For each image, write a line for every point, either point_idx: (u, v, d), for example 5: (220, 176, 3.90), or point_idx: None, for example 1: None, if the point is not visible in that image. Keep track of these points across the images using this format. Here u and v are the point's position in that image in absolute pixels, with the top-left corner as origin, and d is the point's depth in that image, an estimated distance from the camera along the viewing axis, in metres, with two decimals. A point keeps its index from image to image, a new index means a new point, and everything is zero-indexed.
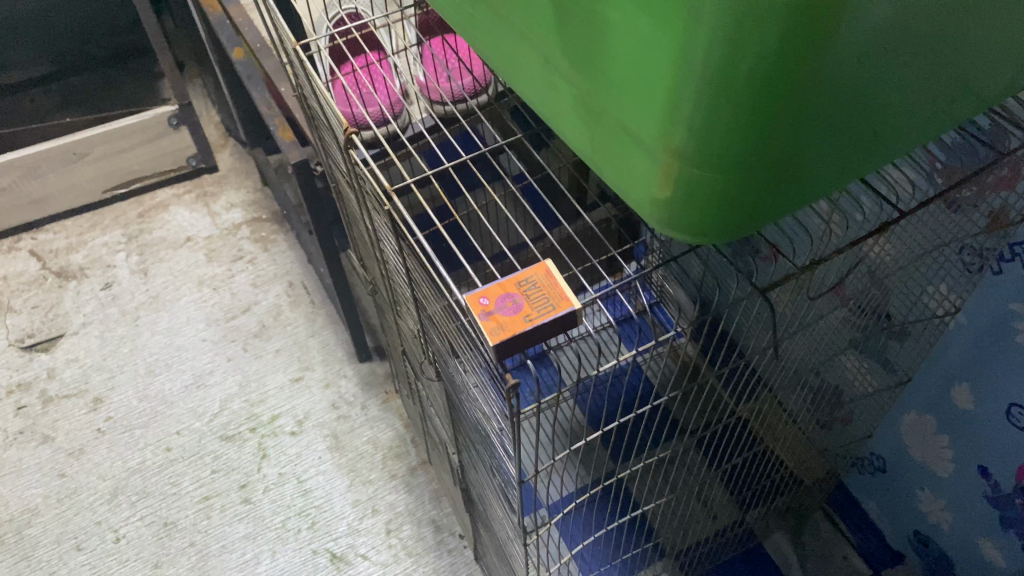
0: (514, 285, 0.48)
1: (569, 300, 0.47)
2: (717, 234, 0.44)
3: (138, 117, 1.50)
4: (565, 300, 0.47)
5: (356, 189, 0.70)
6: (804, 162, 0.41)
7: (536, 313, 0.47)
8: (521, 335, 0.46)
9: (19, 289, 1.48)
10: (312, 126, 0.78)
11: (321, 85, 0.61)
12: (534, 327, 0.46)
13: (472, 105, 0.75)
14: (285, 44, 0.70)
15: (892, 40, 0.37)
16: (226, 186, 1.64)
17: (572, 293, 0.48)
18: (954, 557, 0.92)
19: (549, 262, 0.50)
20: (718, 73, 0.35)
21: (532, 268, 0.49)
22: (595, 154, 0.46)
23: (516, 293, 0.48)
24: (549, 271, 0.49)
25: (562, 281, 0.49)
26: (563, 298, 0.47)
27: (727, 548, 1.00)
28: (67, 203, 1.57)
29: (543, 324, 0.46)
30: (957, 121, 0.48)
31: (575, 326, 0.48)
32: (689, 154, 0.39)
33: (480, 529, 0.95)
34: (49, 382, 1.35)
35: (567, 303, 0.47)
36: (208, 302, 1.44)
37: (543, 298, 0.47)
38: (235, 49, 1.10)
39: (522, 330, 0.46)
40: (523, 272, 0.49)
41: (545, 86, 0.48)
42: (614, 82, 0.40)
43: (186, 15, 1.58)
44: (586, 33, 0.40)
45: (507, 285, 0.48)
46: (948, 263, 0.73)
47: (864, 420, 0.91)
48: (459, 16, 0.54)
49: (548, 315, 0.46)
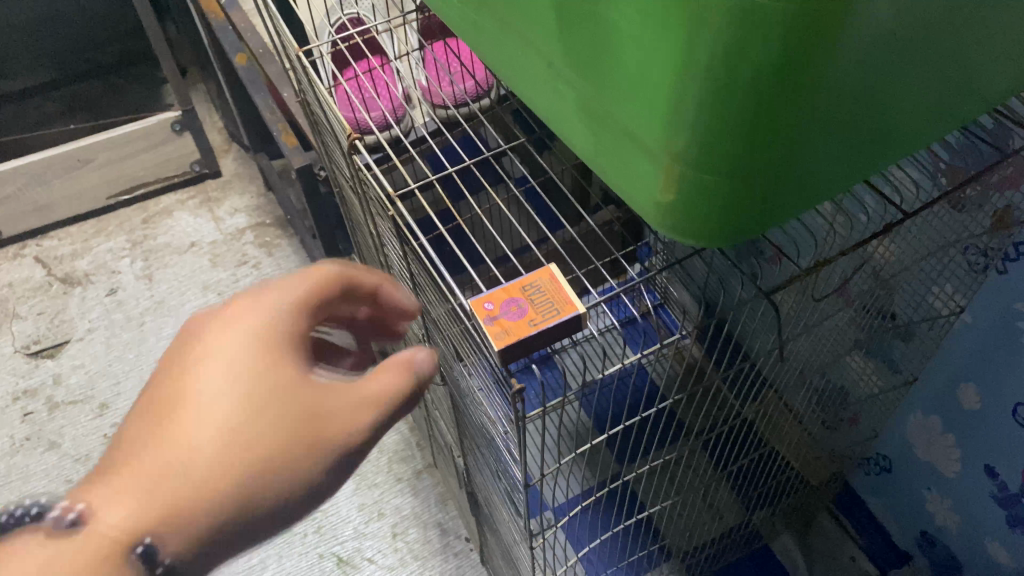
0: (519, 290, 0.49)
1: (574, 303, 0.47)
2: (721, 238, 0.44)
3: (141, 123, 1.50)
4: (570, 304, 0.47)
5: (359, 194, 0.70)
6: (808, 165, 0.41)
7: (541, 318, 0.47)
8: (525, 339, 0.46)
9: (25, 296, 1.49)
10: (315, 131, 0.78)
11: (324, 91, 0.61)
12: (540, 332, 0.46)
13: (473, 109, 0.75)
14: (289, 51, 0.70)
15: (893, 42, 0.37)
16: (230, 191, 1.64)
17: (577, 298, 0.48)
18: (961, 557, 0.92)
19: (554, 266, 0.50)
20: (722, 78, 0.35)
21: (536, 273, 0.49)
22: (599, 158, 0.47)
23: (521, 298, 0.48)
24: (553, 276, 0.49)
25: (567, 285, 0.49)
26: (568, 302, 0.47)
27: (734, 549, 1.00)
28: (71, 209, 1.58)
29: (547, 328, 0.46)
30: (960, 121, 0.48)
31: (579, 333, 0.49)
32: (692, 157, 0.39)
33: (486, 533, 0.95)
34: (55, 388, 1.35)
35: (571, 307, 0.47)
36: (212, 307, 1.44)
37: (548, 303, 0.47)
38: (238, 55, 1.11)
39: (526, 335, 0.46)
40: (528, 277, 0.49)
41: (547, 89, 0.48)
42: (616, 87, 0.40)
43: (189, 21, 1.58)
44: (589, 37, 0.40)
45: (512, 289, 0.49)
46: (953, 260, 0.72)
47: (871, 421, 0.91)
48: (461, 20, 0.54)
49: (553, 319, 0.46)
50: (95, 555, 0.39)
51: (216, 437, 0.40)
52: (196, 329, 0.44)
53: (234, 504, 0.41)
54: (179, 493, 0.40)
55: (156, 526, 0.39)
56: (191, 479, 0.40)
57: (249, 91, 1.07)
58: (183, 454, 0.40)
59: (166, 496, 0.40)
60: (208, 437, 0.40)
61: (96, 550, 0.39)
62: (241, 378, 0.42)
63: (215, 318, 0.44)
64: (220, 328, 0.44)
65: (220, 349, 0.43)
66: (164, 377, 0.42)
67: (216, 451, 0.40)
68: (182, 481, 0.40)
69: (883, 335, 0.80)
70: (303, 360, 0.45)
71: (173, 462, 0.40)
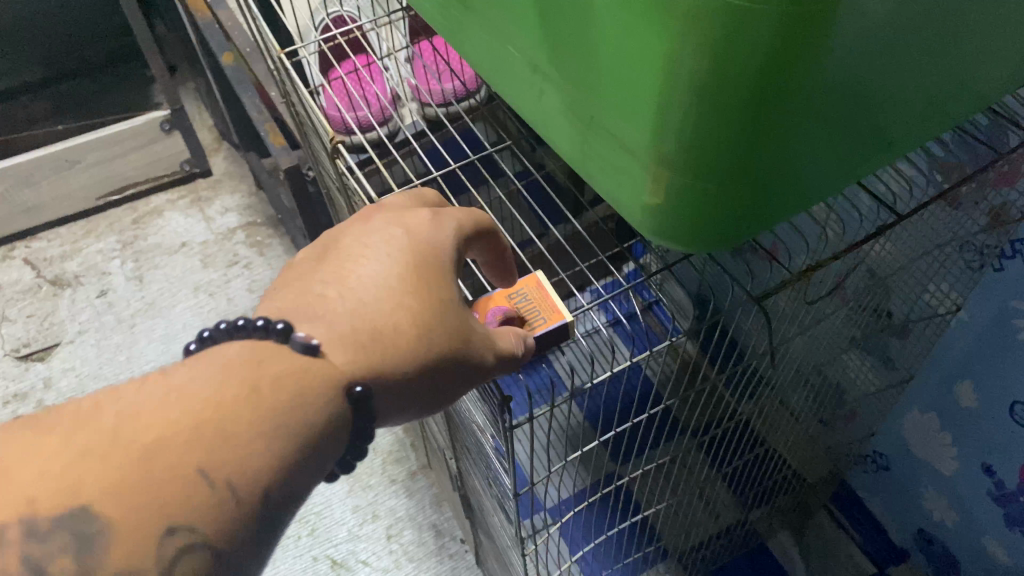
0: (507, 298, 0.54)
1: (559, 311, 0.52)
2: (711, 243, 0.43)
3: (130, 123, 1.49)
4: (556, 312, 0.52)
5: (345, 197, 0.69)
6: (797, 167, 0.40)
7: (529, 326, 0.52)
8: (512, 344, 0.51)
9: (14, 298, 1.48)
10: (301, 133, 0.77)
11: (306, 94, 0.60)
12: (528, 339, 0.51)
13: (459, 110, 0.74)
14: (271, 52, 0.69)
15: (883, 41, 0.36)
16: (220, 190, 1.63)
17: (561, 305, 0.53)
18: (959, 555, 0.91)
19: (540, 273, 0.55)
20: (709, 80, 0.34)
21: (524, 281, 0.54)
22: (585, 162, 0.46)
23: (510, 306, 0.53)
24: (539, 283, 0.54)
25: (552, 292, 0.54)
26: (553, 311, 0.53)
27: (732, 548, 1.00)
28: (60, 210, 1.56)
29: (536, 336, 0.51)
30: (954, 120, 0.47)
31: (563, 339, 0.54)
32: (680, 161, 0.38)
33: (479, 535, 0.94)
34: (46, 392, 1.34)
35: (557, 315, 0.52)
36: (203, 308, 1.43)
37: (536, 311, 0.53)
38: (225, 54, 1.10)
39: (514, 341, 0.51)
40: (516, 285, 0.54)
41: (531, 91, 0.47)
42: (600, 89, 0.39)
43: (177, 19, 1.57)
44: (573, 38, 0.39)
45: (502, 297, 0.54)
46: (949, 260, 0.71)
47: (867, 419, 0.90)
48: (444, 21, 0.53)
49: (541, 327, 0.52)
50: (324, 373, 0.41)
51: (411, 316, 0.44)
52: (378, 225, 0.48)
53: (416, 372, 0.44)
54: (378, 352, 0.43)
55: (363, 370, 0.43)
56: (388, 342, 0.44)
57: (237, 91, 1.06)
58: (381, 316, 0.44)
59: (367, 342, 0.43)
60: (399, 315, 0.44)
61: (322, 374, 0.41)
62: (421, 263, 0.46)
63: (397, 213, 0.49)
64: (405, 221, 0.48)
65: (410, 238, 0.47)
66: (361, 249, 0.47)
67: (411, 317, 0.44)
68: (376, 343, 0.43)
69: (878, 333, 0.79)
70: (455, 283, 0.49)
71: (375, 323, 0.44)
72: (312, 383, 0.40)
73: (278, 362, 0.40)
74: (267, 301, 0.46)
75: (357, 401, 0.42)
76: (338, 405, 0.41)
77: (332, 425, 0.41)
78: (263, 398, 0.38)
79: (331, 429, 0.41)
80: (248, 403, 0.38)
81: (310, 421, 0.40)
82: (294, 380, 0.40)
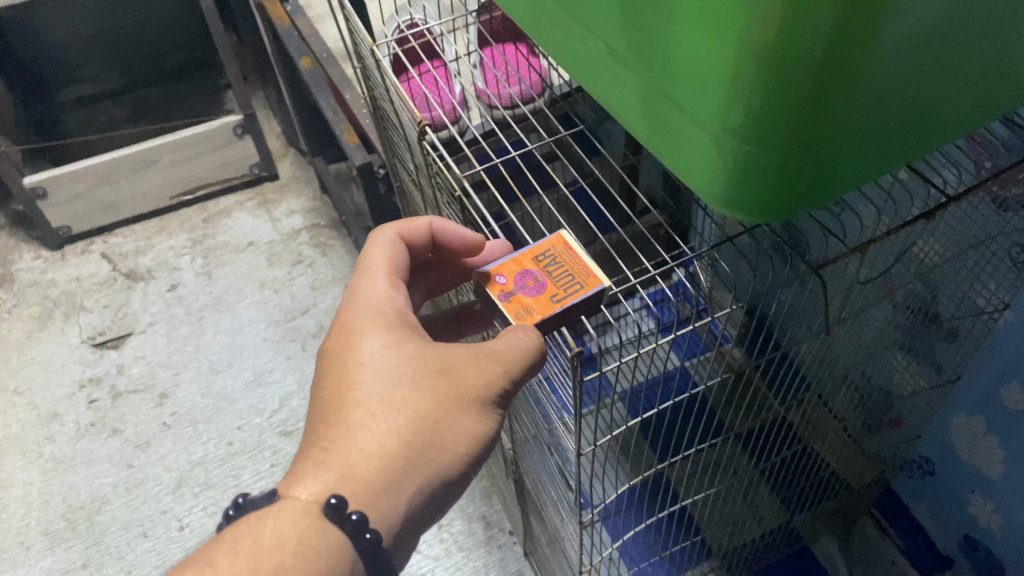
0: (533, 260, 0.57)
1: (598, 279, 0.54)
2: (771, 215, 0.47)
3: (204, 126, 1.57)
4: (594, 279, 0.54)
5: (426, 183, 0.74)
6: (854, 143, 0.44)
7: (563, 293, 0.54)
8: (548, 312, 0.54)
9: (92, 290, 1.56)
10: (382, 125, 0.82)
11: (397, 82, 0.65)
12: (562, 306, 0.54)
13: (535, 106, 0.79)
14: (362, 48, 0.74)
15: (930, 31, 0.39)
16: (287, 193, 1.70)
17: (599, 272, 0.55)
18: (1003, 560, 0.92)
19: (565, 234, 0.58)
20: (776, 63, 0.38)
21: (550, 240, 0.58)
22: (656, 142, 0.50)
23: (538, 271, 0.56)
24: (565, 246, 0.57)
25: (579, 253, 0.57)
26: (589, 276, 0.55)
27: (773, 551, 1.01)
28: (135, 209, 1.65)
29: (570, 303, 0.54)
30: (1004, 109, 0.50)
31: (595, 293, 0.54)
32: (747, 135, 0.42)
33: (532, 521, 0.97)
34: (118, 377, 1.41)
35: (595, 281, 0.54)
36: (269, 304, 1.49)
37: (571, 277, 0.55)
38: (303, 59, 1.17)
39: (548, 310, 0.54)
40: (542, 246, 0.57)
41: (606, 75, 0.51)
42: (676, 71, 0.43)
43: (250, 30, 1.65)
44: (649, 24, 0.43)
45: (526, 260, 0.57)
46: (994, 255, 0.73)
47: (914, 422, 0.92)
48: (527, 15, 0.58)
49: (576, 294, 0.54)
50: (305, 519, 0.51)
51: (381, 439, 0.54)
52: (330, 366, 0.58)
53: (398, 458, 0.54)
54: (360, 479, 0.53)
55: (339, 492, 0.52)
56: (369, 449, 0.53)
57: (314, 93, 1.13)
58: (361, 437, 0.54)
59: (347, 463, 0.53)
60: (369, 441, 0.54)
61: (299, 514, 0.51)
62: (377, 380, 0.55)
63: (333, 355, 0.58)
64: (355, 327, 0.58)
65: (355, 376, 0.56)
66: (329, 382, 0.57)
67: (381, 430, 0.54)
68: (356, 463, 0.53)
69: (925, 333, 0.83)
70: (417, 372, 0.56)
71: (349, 458, 0.53)
72: (298, 526, 0.51)
73: (263, 523, 0.51)
74: (308, 470, 0.53)
75: (351, 526, 0.51)
76: (330, 530, 0.51)
77: (329, 549, 0.50)
78: (252, 547, 0.49)
79: (331, 553, 0.50)
80: (236, 561, 0.48)
81: (301, 555, 0.49)
82: (276, 529, 0.50)
